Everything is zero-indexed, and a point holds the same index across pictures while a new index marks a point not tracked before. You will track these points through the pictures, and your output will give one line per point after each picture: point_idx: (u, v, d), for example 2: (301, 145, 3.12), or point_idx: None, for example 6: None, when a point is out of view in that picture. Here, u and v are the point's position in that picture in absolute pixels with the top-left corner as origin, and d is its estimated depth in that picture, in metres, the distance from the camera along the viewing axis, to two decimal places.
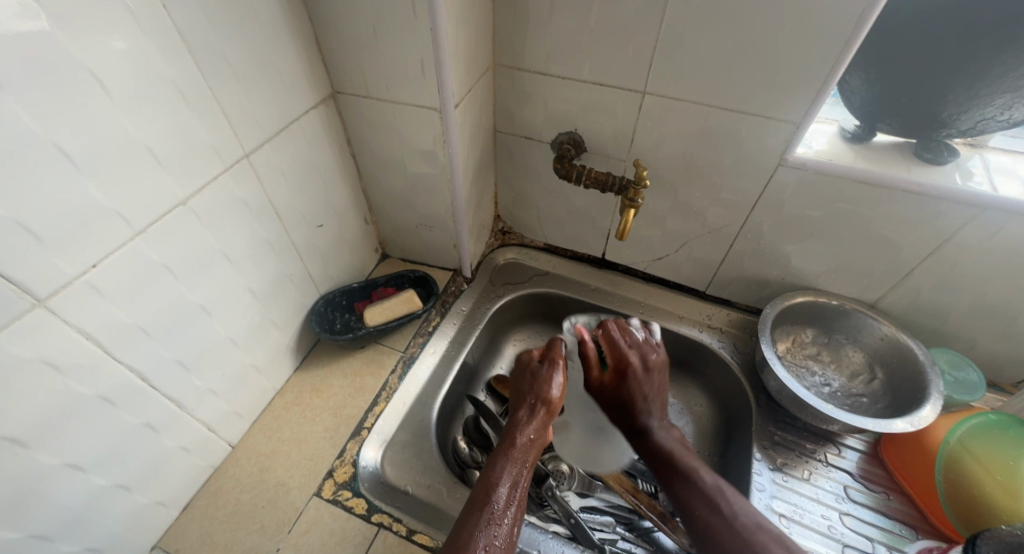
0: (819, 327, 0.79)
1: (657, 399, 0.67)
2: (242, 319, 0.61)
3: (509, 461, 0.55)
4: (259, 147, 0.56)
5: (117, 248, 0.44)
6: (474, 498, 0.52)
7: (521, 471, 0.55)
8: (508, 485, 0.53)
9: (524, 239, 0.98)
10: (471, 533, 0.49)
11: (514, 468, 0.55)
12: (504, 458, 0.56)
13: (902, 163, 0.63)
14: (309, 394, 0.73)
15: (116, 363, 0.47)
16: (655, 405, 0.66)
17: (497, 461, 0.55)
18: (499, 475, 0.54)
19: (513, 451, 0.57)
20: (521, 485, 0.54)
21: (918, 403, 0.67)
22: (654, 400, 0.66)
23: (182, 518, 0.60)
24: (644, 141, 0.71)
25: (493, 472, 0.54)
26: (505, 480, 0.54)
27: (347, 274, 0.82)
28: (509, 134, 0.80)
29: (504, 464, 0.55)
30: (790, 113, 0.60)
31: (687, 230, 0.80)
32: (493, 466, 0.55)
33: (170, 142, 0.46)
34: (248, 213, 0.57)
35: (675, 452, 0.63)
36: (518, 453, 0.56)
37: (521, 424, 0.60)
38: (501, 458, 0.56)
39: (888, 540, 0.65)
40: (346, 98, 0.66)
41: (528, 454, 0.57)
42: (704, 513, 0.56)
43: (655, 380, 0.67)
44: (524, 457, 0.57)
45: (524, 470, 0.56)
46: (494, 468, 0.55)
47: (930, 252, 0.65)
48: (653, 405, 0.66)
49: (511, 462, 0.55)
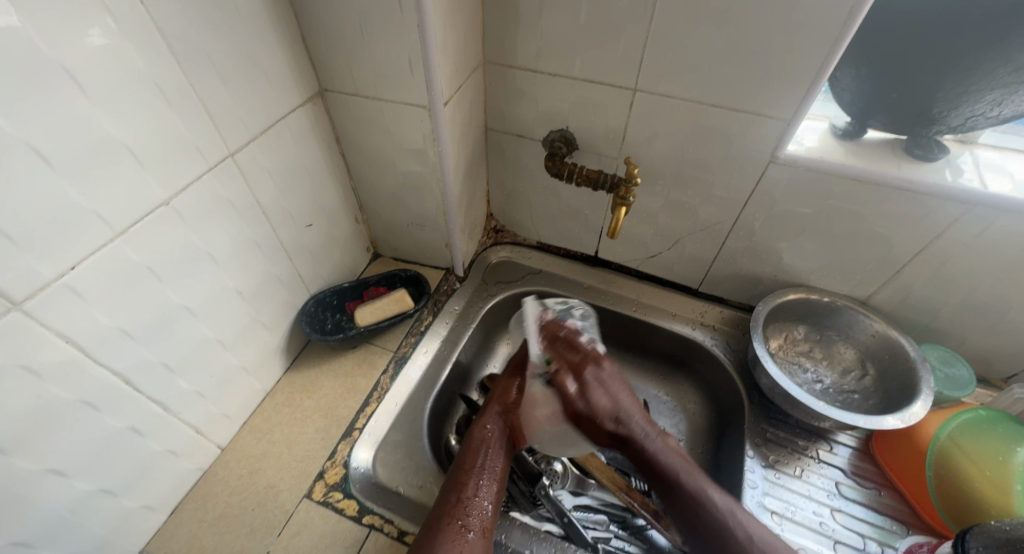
0: (811, 324, 0.79)
1: (638, 415, 0.67)
2: (229, 320, 0.60)
3: (487, 447, 0.64)
4: (244, 146, 0.55)
5: (98, 249, 0.43)
6: (456, 480, 0.60)
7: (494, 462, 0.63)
8: (486, 469, 0.61)
9: (517, 237, 0.97)
10: (453, 506, 0.57)
11: (490, 450, 0.64)
12: (477, 445, 0.64)
13: (892, 160, 0.62)
14: (300, 395, 0.72)
15: (98, 367, 0.46)
16: (637, 415, 0.67)
17: (469, 453, 0.63)
18: (478, 459, 0.62)
19: (486, 437, 0.65)
20: (495, 473, 0.62)
21: (909, 399, 0.67)
22: (630, 416, 0.67)
23: (170, 521, 0.60)
24: (636, 139, 0.71)
25: (472, 455, 0.63)
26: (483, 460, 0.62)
27: (338, 274, 0.81)
28: (500, 131, 0.80)
29: (482, 449, 0.64)
30: (781, 110, 0.60)
31: (680, 228, 0.79)
32: (470, 452, 0.64)
33: (151, 141, 0.45)
34: (234, 213, 0.57)
35: (668, 463, 0.64)
36: (491, 439, 0.65)
37: (491, 414, 0.68)
38: (477, 442, 0.64)
39: (879, 536, 0.65)
40: (334, 96, 0.66)
41: (502, 441, 0.66)
42: (715, 530, 0.58)
43: (617, 399, 0.68)
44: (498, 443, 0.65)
45: (496, 451, 0.64)
46: (473, 452, 0.63)
47: (921, 248, 0.65)
48: (630, 413, 0.67)
49: (478, 451, 0.63)
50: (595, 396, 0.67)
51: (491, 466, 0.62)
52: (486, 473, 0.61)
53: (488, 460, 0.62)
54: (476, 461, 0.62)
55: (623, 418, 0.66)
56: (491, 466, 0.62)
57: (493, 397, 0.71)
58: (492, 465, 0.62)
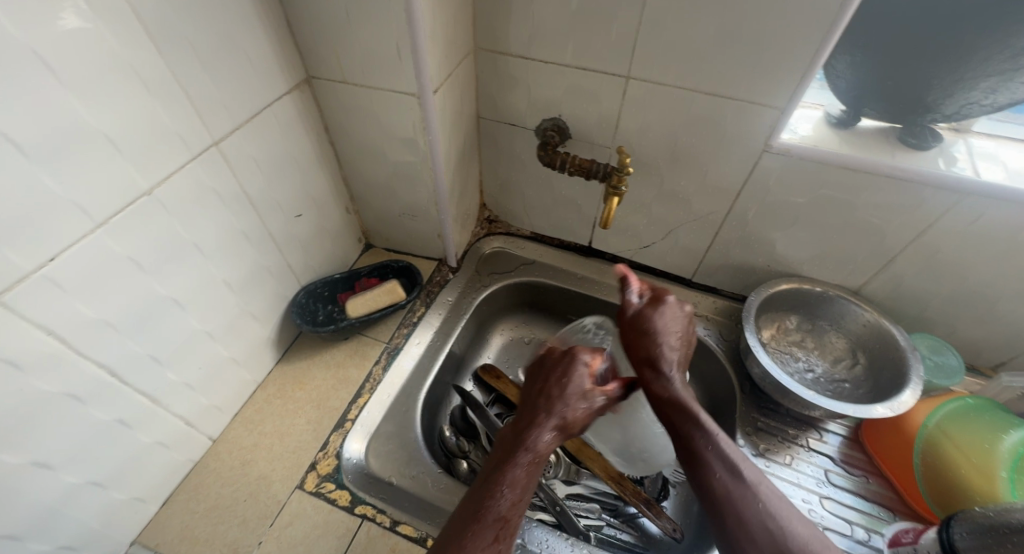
0: (803, 314, 0.80)
1: (680, 347, 0.57)
2: (217, 312, 0.59)
3: (514, 481, 0.45)
4: (229, 134, 0.54)
5: (79, 241, 0.42)
6: (458, 530, 0.43)
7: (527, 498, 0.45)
8: (498, 516, 0.43)
9: (511, 228, 0.97)
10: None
11: (509, 497, 0.44)
12: (513, 470, 0.46)
13: (886, 149, 0.62)
14: (292, 387, 0.72)
15: (83, 359, 0.46)
16: (675, 358, 0.56)
17: (501, 480, 0.45)
18: (502, 495, 0.44)
19: (507, 471, 0.46)
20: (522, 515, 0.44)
21: (898, 388, 0.68)
22: (671, 337, 0.57)
23: (162, 512, 0.60)
24: (629, 128, 0.70)
25: (484, 494, 0.44)
26: (497, 506, 0.43)
27: (329, 265, 0.81)
28: (493, 120, 0.79)
29: (500, 486, 0.45)
30: (775, 99, 0.59)
31: (673, 218, 0.79)
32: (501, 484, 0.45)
33: (129, 128, 0.44)
34: (220, 202, 0.56)
35: (690, 410, 0.52)
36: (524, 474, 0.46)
37: (530, 437, 0.48)
38: (497, 478, 0.45)
39: (867, 522, 0.66)
40: (321, 83, 0.64)
41: (527, 483, 0.45)
42: (729, 500, 0.47)
43: (666, 325, 0.58)
44: (525, 488, 0.45)
45: (513, 509, 0.44)
46: (486, 484, 0.45)
47: (913, 238, 0.65)
48: (671, 356, 0.56)
49: (516, 482, 0.45)
50: (649, 329, 0.58)
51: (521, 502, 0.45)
52: (497, 523, 0.43)
53: (509, 503, 0.44)
54: (490, 501, 0.44)
55: (666, 361, 0.56)
56: (510, 512, 0.44)
57: (532, 404, 0.52)
58: (513, 514, 0.44)
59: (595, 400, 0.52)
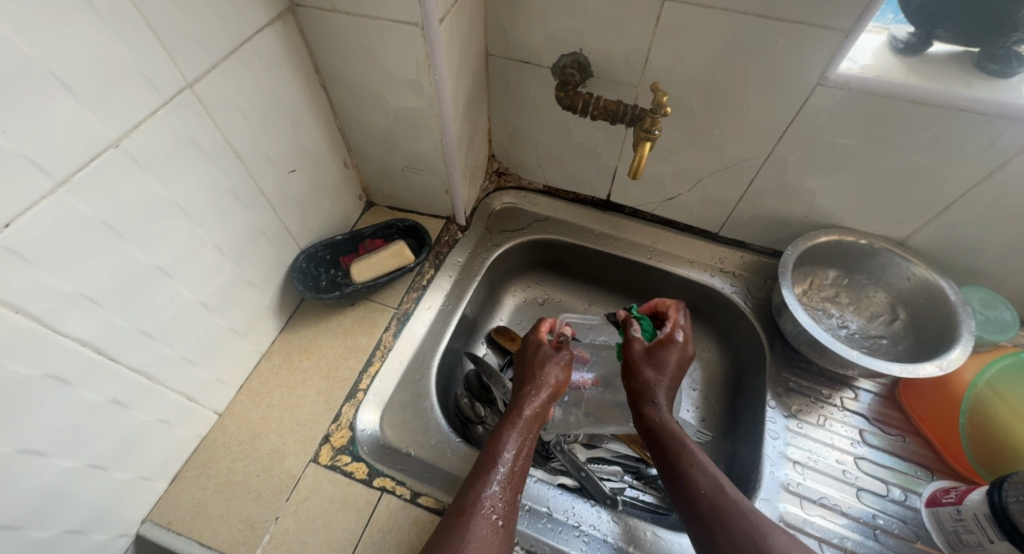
0: (842, 268, 0.74)
1: (671, 385, 0.59)
2: (211, 280, 0.54)
3: (512, 428, 0.54)
4: (204, 75, 0.47)
5: (36, 204, 0.36)
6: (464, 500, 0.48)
7: (518, 458, 0.52)
8: (509, 466, 0.51)
9: (522, 181, 0.89)
10: (473, 501, 0.48)
11: (519, 438, 0.54)
12: (507, 424, 0.55)
13: (960, 78, 0.54)
14: (298, 356, 0.68)
15: (62, 337, 0.41)
16: (668, 393, 0.58)
17: (500, 429, 0.55)
18: (502, 447, 0.53)
19: (517, 420, 0.55)
20: (526, 452, 0.53)
21: (945, 346, 0.63)
22: (676, 384, 0.60)
23: (172, 490, 0.57)
24: (660, 62, 0.62)
25: (498, 440, 0.53)
26: (509, 448, 0.53)
27: (330, 227, 0.75)
28: (503, 58, 0.70)
29: (510, 432, 0.54)
30: (837, 20, 0.51)
31: (703, 166, 0.72)
32: (498, 431, 0.55)
33: (83, 64, 0.37)
34: (202, 156, 0.49)
35: (674, 434, 0.55)
36: (520, 421, 0.55)
37: (527, 396, 0.58)
38: (506, 427, 0.55)
39: (902, 482, 0.64)
40: (308, 13, 0.56)
41: (531, 426, 0.56)
42: (709, 501, 0.49)
43: (670, 367, 0.60)
44: (527, 430, 0.55)
45: (525, 445, 0.54)
46: (499, 437, 0.54)
47: (977, 182, 0.59)
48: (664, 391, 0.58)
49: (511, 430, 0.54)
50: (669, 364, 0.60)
51: (520, 445, 0.53)
52: (509, 471, 0.51)
53: (515, 453, 0.52)
54: (503, 453, 0.52)
55: (664, 387, 0.59)
56: (516, 459, 0.52)
57: (525, 371, 0.62)
58: (520, 458, 0.52)
59: (560, 370, 0.62)
